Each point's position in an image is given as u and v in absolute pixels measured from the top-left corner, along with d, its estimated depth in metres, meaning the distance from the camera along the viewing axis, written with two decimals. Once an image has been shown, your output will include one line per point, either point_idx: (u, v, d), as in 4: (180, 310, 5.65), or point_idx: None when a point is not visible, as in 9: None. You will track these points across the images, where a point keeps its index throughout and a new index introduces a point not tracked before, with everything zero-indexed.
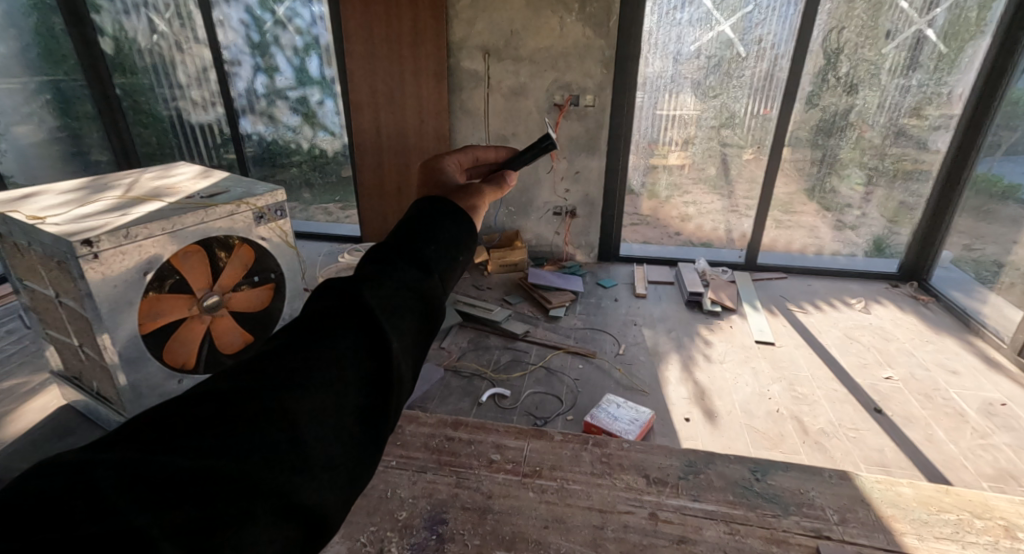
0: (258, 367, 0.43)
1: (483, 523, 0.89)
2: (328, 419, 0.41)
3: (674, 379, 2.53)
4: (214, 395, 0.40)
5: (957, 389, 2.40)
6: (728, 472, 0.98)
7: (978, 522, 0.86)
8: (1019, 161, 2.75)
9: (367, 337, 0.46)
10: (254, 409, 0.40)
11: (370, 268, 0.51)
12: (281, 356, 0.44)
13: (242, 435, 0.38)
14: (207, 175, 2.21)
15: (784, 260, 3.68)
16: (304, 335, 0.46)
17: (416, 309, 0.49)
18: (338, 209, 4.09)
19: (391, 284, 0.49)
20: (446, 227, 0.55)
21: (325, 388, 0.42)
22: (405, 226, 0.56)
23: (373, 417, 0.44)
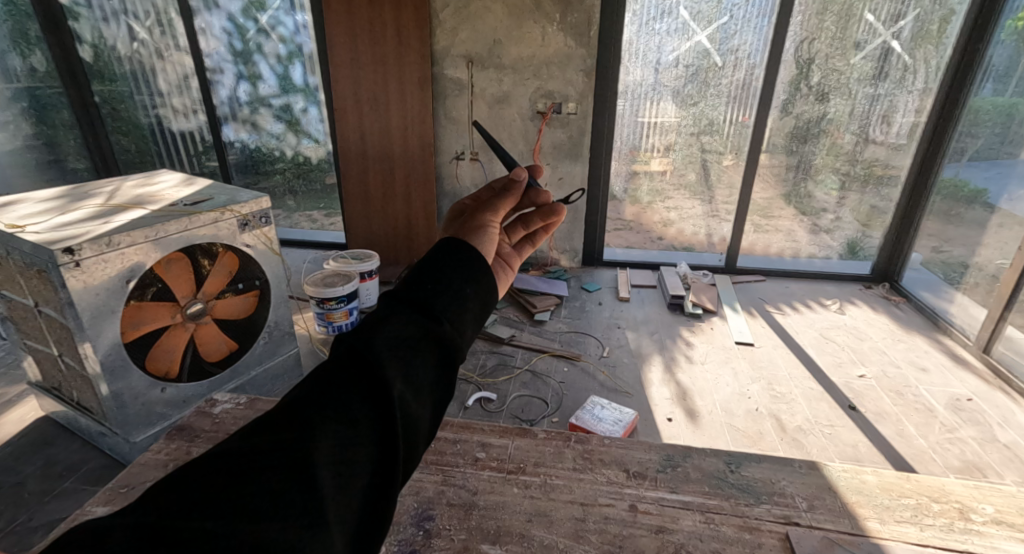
0: (271, 424, 0.45)
1: (468, 518, 0.92)
2: (340, 473, 0.43)
3: (657, 380, 2.58)
4: (225, 458, 0.42)
5: (926, 385, 2.49)
6: (704, 465, 1.03)
7: (936, 506, 0.92)
8: (982, 166, 2.87)
9: (375, 391, 0.48)
10: (262, 469, 0.42)
11: (378, 316, 0.53)
12: (291, 410, 0.46)
13: (255, 497, 0.40)
14: (190, 183, 2.21)
15: (763, 263, 3.78)
16: (315, 388, 0.48)
17: (425, 361, 0.51)
18: (323, 217, 4.09)
19: (402, 332, 0.52)
20: (458, 268, 0.58)
21: (336, 444, 0.44)
22: (415, 271, 0.58)
23: (384, 467, 0.45)
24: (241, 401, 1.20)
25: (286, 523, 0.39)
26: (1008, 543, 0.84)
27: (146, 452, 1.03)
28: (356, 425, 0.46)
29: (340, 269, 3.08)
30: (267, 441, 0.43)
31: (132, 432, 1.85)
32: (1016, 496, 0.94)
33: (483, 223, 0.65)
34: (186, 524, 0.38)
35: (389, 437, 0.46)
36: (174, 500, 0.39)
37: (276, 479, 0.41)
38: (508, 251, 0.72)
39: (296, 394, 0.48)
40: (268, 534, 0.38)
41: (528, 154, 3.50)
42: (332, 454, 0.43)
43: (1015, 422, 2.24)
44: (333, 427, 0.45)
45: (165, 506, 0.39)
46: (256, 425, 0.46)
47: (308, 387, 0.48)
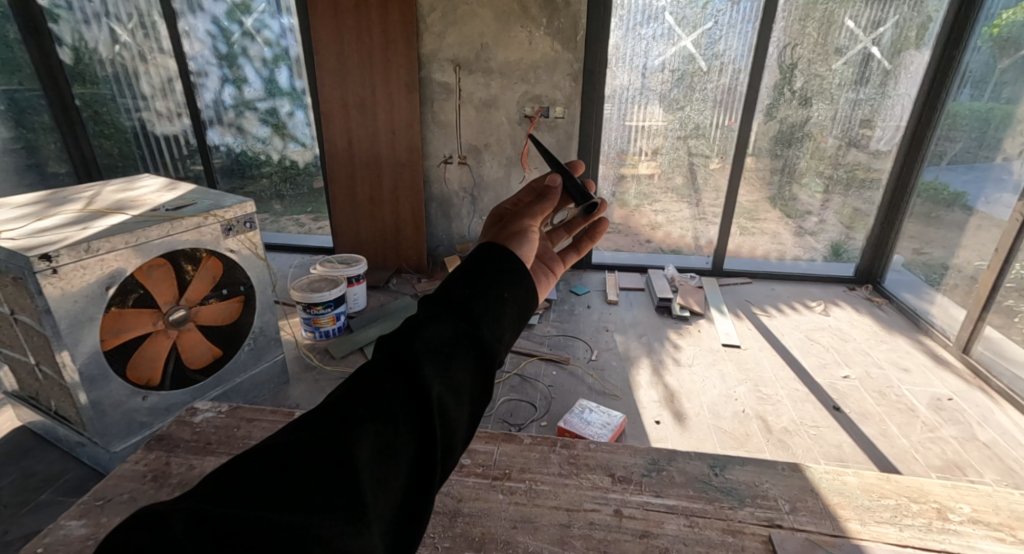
0: (321, 418, 0.49)
1: (453, 525, 0.91)
2: (379, 469, 0.46)
3: (645, 383, 2.59)
4: (279, 447, 0.47)
5: (909, 385, 2.53)
6: (689, 468, 1.03)
7: (914, 506, 0.93)
8: (960, 169, 2.92)
9: (413, 391, 0.50)
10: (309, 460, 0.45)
11: (419, 319, 0.55)
12: (340, 407, 0.50)
13: (302, 485, 0.44)
14: (173, 187, 2.18)
15: (749, 265, 3.82)
16: (361, 387, 0.51)
17: (463, 363, 0.52)
18: (310, 221, 4.05)
19: (440, 335, 0.53)
20: (496, 271, 0.58)
21: (375, 440, 0.47)
22: (456, 273, 0.59)
23: (423, 465, 0.49)
24: (222, 410, 1.19)
25: (329, 510, 0.43)
26: (985, 543, 0.85)
27: (123, 463, 1.00)
28: (396, 423, 0.49)
29: (327, 273, 3.06)
30: (316, 434, 0.47)
31: (112, 442, 1.81)
32: (992, 495, 0.96)
33: (523, 227, 0.65)
34: (238, 508, 0.42)
35: (425, 435, 0.49)
36: (232, 484, 0.44)
37: (322, 469, 0.45)
38: (550, 254, 0.73)
39: (345, 390, 0.52)
40: (313, 521, 0.42)
41: (516, 158, 3.51)
42: (372, 450, 0.47)
43: (995, 421, 2.28)
44: (374, 425, 0.48)
45: (224, 489, 0.43)
46: (308, 419, 0.50)
47: (355, 387, 0.52)
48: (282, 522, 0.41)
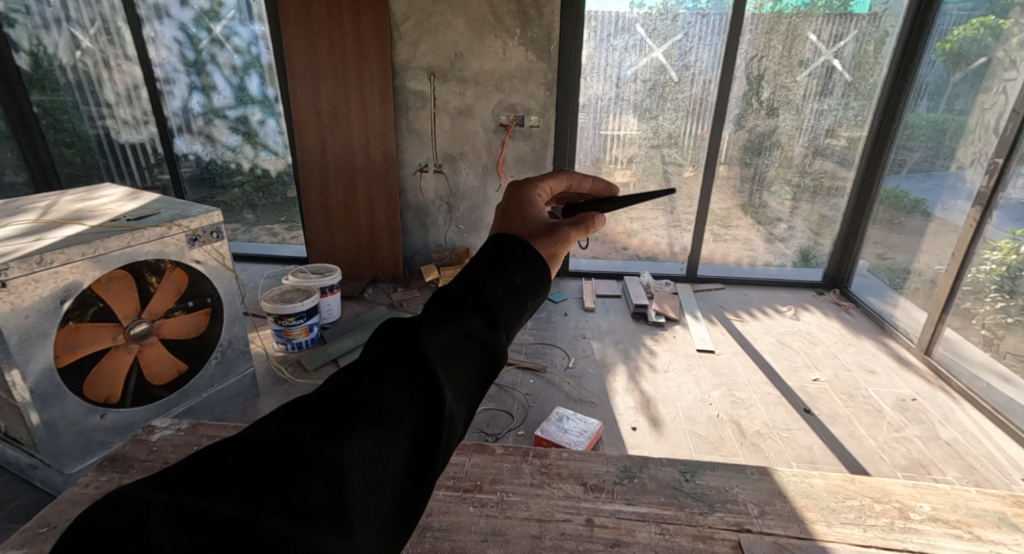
0: (313, 414, 0.47)
1: (422, 541, 0.89)
2: (375, 469, 0.45)
3: (621, 390, 2.60)
4: (266, 440, 0.44)
5: (875, 387, 2.59)
6: (661, 475, 1.03)
7: (878, 506, 0.95)
8: (919, 177, 3.04)
9: (415, 392, 0.50)
10: (300, 457, 0.43)
11: (426, 319, 0.55)
12: (336, 403, 0.48)
13: (293, 482, 0.41)
14: (135, 197, 2.11)
15: (722, 271, 3.90)
16: (360, 383, 0.50)
17: (467, 368, 0.53)
18: (284, 230, 3.98)
19: (448, 338, 0.54)
20: (509, 283, 0.60)
21: (376, 441, 0.46)
22: (471, 277, 0.60)
23: (418, 470, 0.47)
24: (182, 427, 1.14)
25: (320, 512, 0.40)
26: (944, 541, 0.87)
27: (72, 487, 0.95)
28: (396, 422, 0.47)
29: (299, 284, 3.01)
30: (309, 431, 0.45)
31: (67, 463, 1.73)
32: (950, 494, 0.98)
33: (552, 253, 0.66)
34: (220, 506, 0.39)
35: (426, 437, 0.48)
36: (209, 480, 0.41)
37: (314, 467, 0.42)
38: None
39: (340, 386, 0.50)
40: (302, 522, 0.39)
41: (492, 166, 3.52)
42: (371, 449, 0.45)
43: (956, 420, 2.35)
44: (375, 424, 0.46)
45: (205, 483, 0.40)
46: (297, 415, 0.48)
47: (353, 383, 0.50)
48: (268, 521, 0.39)
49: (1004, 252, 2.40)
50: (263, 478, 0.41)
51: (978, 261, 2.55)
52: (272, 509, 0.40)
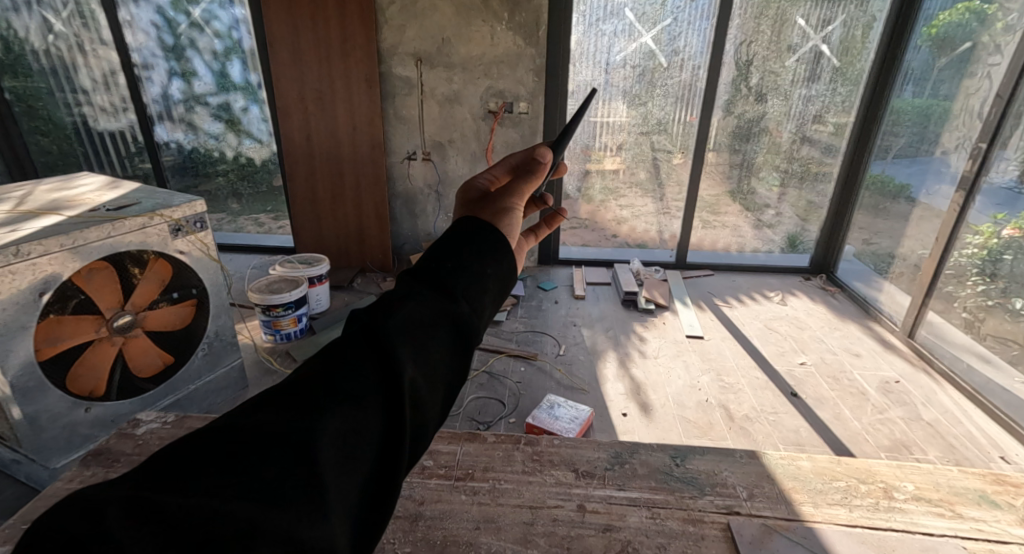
0: (281, 400, 0.46)
1: (414, 529, 0.89)
2: (341, 455, 0.44)
3: (611, 376, 2.62)
4: (233, 429, 0.44)
5: (860, 369, 2.64)
6: (651, 460, 1.04)
7: (863, 487, 0.96)
8: (904, 163, 3.06)
9: (385, 374, 0.48)
10: (265, 447, 0.42)
11: (396, 295, 0.53)
12: (305, 389, 0.47)
13: (257, 473, 0.41)
14: (114, 185, 2.06)
15: (710, 258, 3.93)
16: (329, 368, 0.49)
17: (439, 344, 0.50)
18: (270, 220, 3.92)
19: (418, 312, 0.51)
20: (480, 249, 0.55)
21: (342, 426, 0.45)
22: (436, 248, 0.56)
23: (390, 454, 0.46)
24: (168, 421, 1.12)
25: (284, 502, 0.40)
26: (927, 519, 0.89)
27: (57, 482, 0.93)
28: (364, 406, 0.46)
29: (286, 274, 2.97)
30: (274, 420, 0.44)
31: (51, 457, 1.71)
32: (933, 472, 1.00)
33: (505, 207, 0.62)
34: (183, 499, 0.38)
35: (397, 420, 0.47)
36: (173, 471, 0.41)
37: (279, 456, 0.42)
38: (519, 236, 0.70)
39: (311, 371, 0.49)
40: (265, 513, 0.39)
41: (481, 154, 3.48)
42: (338, 435, 0.44)
43: (937, 401, 2.40)
44: (341, 410, 0.45)
45: (168, 476, 0.40)
46: (268, 401, 0.47)
47: (322, 368, 0.49)
48: (229, 514, 0.38)
49: (986, 236, 2.44)
50: (226, 470, 0.41)
51: (960, 245, 2.59)
52: (234, 502, 0.39)
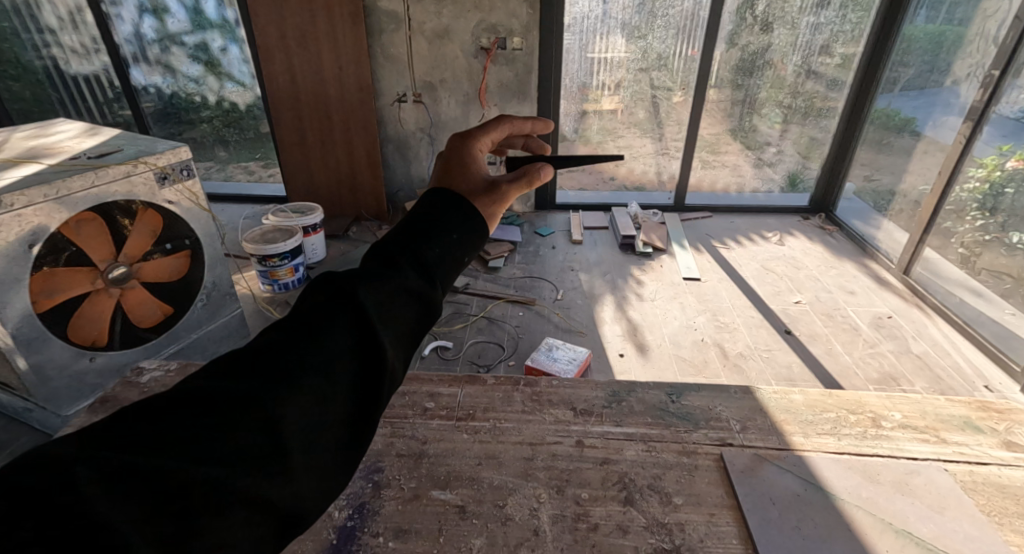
0: (249, 364, 0.46)
1: (418, 467, 0.92)
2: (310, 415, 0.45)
3: (609, 318, 2.66)
4: (196, 391, 0.44)
5: (853, 306, 2.68)
6: (648, 398, 1.06)
7: (852, 417, 0.99)
8: (912, 96, 2.96)
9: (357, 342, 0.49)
10: (233, 410, 0.43)
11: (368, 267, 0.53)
12: (274, 353, 0.47)
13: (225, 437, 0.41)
14: (94, 132, 1.98)
15: (709, 199, 3.87)
16: (296, 332, 0.49)
17: (407, 317, 0.52)
18: (260, 168, 3.82)
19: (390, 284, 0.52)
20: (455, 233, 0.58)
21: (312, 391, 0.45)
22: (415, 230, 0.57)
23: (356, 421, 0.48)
24: (172, 369, 1.13)
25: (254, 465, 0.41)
26: (911, 445, 0.92)
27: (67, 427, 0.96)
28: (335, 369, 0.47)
29: (280, 224, 2.93)
30: (242, 384, 0.44)
31: (62, 404, 1.76)
32: (920, 401, 1.01)
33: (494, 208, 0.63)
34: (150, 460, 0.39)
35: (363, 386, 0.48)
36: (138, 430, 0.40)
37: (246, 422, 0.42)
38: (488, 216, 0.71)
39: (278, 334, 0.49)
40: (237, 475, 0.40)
41: (474, 94, 3.35)
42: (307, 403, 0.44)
43: (928, 335, 2.45)
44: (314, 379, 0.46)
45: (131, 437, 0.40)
46: (235, 363, 0.47)
47: (290, 332, 0.49)
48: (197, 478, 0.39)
49: (989, 169, 2.40)
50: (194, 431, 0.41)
51: (962, 179, 2.56)
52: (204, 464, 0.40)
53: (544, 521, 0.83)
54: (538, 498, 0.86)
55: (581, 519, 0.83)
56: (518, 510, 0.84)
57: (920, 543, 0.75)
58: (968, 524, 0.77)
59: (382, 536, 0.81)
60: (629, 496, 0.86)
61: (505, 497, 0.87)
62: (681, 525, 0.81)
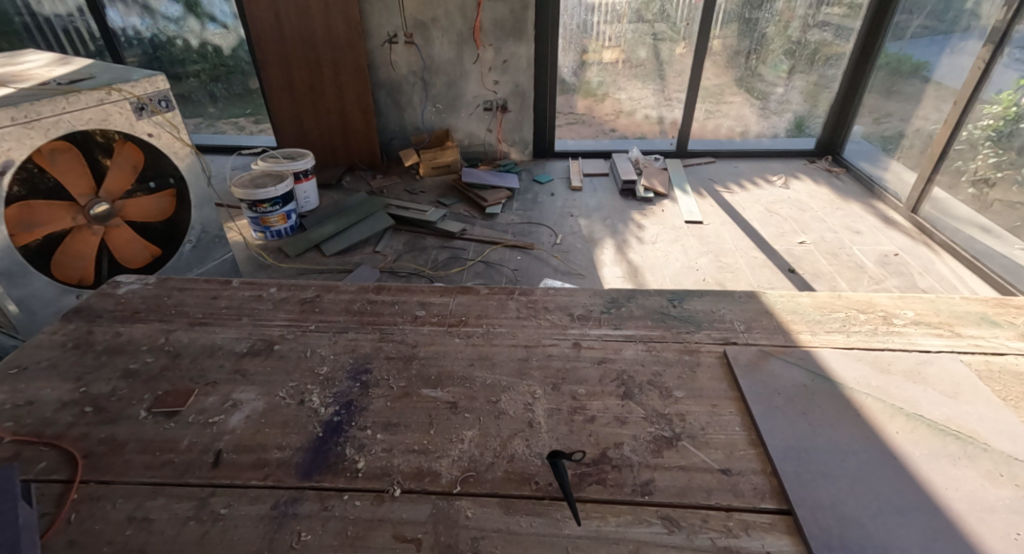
0: None
1: (408, 368, 0.88)
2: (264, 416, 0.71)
3: (609, 261, 2.60)
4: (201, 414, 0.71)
5: (860, 246, 2.61)
6: (649, 303, 1.02)
7: (863, 316, 0.98)
8: (927, 40, 2.82)
9: None
10: None
11: None
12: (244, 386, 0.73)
13: None
14: (65, 61, 1.87)
15: (712, 145, 3.72)
16: None
17: None
18: (251, 124, 3.71)
19: None
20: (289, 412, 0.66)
21: None
22: None
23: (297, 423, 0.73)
24: (150, 282, 1.10)
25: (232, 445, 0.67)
26: (924, 339, 0.92)
27: (41, 334, 0.94)
28: None
29: (269, 169, 2.84)
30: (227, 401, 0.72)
31: None
32: (934, 300, 1.01)
33: None
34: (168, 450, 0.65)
35: None
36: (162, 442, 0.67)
37: None
38: None
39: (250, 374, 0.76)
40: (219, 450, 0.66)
41: (468, 34, 3.20)
42: None
43: (935, 271, 2.40)
44: None
45: None
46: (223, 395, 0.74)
47: None
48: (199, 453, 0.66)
49: (1005, 105, 2.30)
50: None
51: (976, 116, 2.46)
52: None
53: (539, 414, 0.79)
54: (533, 393, 0.83)
55: (577, 412, 0.80)
56: (512, 405, 0.81)
57: (932, 425, 0.75)
58: (982, 406, 0.78)
59: (370, 429, 0.77)
60: (628, 391, 0.83)
61: (498, 394, 0.83)
62: (682, 416, 0.79)
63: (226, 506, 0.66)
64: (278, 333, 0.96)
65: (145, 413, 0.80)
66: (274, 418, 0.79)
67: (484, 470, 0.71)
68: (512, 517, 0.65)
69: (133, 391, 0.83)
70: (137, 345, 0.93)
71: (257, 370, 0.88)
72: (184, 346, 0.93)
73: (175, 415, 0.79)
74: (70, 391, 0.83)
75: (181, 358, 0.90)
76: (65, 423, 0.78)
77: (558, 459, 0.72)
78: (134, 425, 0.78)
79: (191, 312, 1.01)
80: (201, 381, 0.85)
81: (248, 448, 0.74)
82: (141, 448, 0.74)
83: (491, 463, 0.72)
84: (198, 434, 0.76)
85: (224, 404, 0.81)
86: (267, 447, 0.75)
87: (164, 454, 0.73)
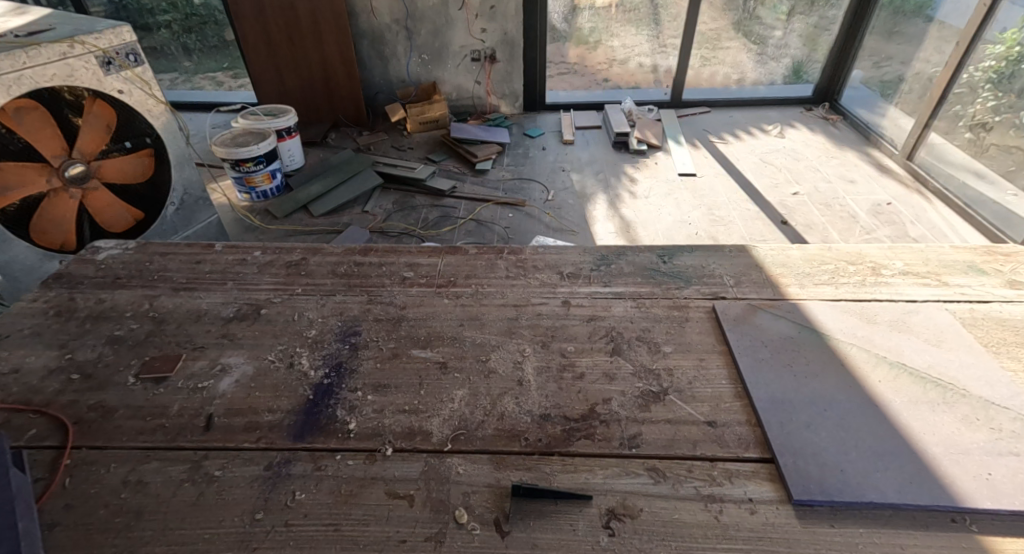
0: None
1: (397, 329, 0.88)
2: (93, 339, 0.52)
3: (601, 217, 2.57)
4: None
5: (853, 196, 2.59)
6: (638, 260, 1.01)
7: (851, 268, 0.98)
8: None
9: None
10: None
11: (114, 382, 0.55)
12: None
13: None
14: (23, 12, 1.75)
15: (707, 94, 3.62)
16: None
17: None
18: (229, 78, 3.55)
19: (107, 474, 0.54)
20: None
21: None
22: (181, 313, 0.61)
23: None
24: (130, 247, 1.07)
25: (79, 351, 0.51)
26: (911, 289, 0.92)
27: (20, 303, 0.92)
28: None
29: (250, 126, 2.74)
30: None
31: None
32: (923, 251, 1.01)
33: None
34: None
35: None
36: None
37: None
38: None
39: None
40: None
41: None
42: None
43: (926, 219, 2.40)
44: None
45: None
46: None
47: None
48: None
49: (1008, 45, 2.23)
50: None
51: (978, 57, 2.39)
52: None
53: (529, 372, 0.80)
54: (523, 352, 0.83)
55: (566, 369, 0.80)
56: (501, 364, 0.82)
57: (913, 374, 0.76)
58: (964, 353, 0.79)
59: (360, 391, 0.78)
60: (617, 347, 0.83)
61: (488, 353, 0.83)
62: (669, 370, 0.79)
63: (220, 469, 0.67)
64: (265, 297, 0.95)
65: (133, 378, 0.80)
66: (264, 382, 0.79)
67: (475, 428, 0.72)
68: (502, 473, 0.67)
69: (119, 356, 0.83)
70: (121, 312, 0.91)
71: (245, 335, 0.87)
72: (168, 312, 0.91)
73: (164, 380, 0.79)
74: (55, 357, 0.83)
75: (167, 324, 0.89)
76: (52, 390, 0.77)
77: (547, 416, 0.74)
78: (123, 391, 0.78)
79: (175, 277, 0.99)
80: (188, 345, 0.85)
81: (238, 411, 0.75)
82: (131, 413, 0.74)
83: (481, 421, 0.73)
84: (189, 399, 0.77)
85: (213, 368, 0.81)
86: (259, 410, 0.75)
87: (154, 419, 0.74)
